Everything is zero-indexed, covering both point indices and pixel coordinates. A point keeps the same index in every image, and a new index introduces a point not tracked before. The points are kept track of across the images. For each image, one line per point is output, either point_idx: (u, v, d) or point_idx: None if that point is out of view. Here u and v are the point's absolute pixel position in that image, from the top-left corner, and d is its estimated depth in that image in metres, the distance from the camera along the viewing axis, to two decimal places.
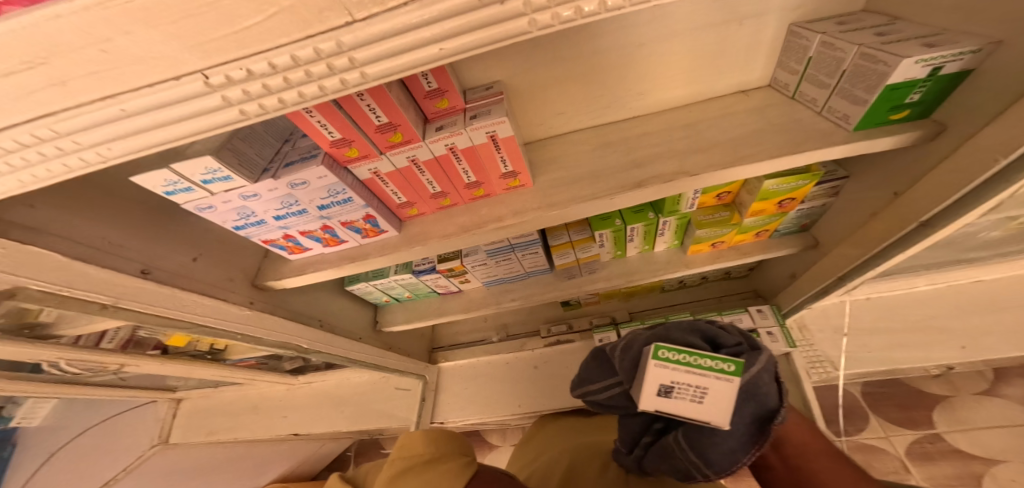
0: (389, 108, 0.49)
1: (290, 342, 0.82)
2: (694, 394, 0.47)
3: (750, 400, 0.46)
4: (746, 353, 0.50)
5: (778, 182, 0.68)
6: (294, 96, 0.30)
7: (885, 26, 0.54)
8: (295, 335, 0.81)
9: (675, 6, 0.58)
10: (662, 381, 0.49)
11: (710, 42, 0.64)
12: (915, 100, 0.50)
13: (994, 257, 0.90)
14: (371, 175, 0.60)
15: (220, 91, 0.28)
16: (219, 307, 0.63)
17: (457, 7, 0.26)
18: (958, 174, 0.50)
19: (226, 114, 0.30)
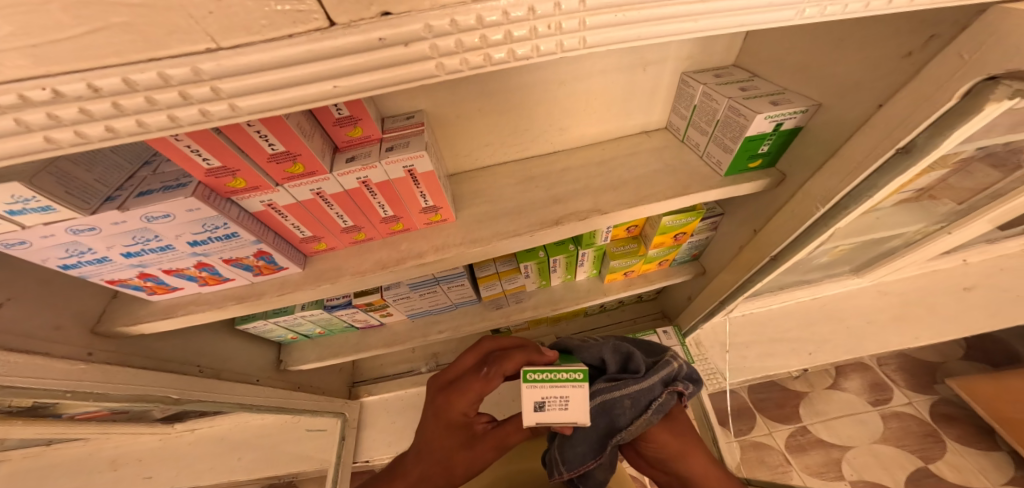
0: (287, 137, 0.44)
1: (150, 396, 0.60)
2: (560, 403, 0.49)
3: (601, 415, 0.56)
4: (633, 378, 0.59)
5: (672, 218, 0.79)
6: (131, 125, 0.25)
7: (748, 81, 0.65)
8: (156, 387, 0.61)
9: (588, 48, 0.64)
10: (534, 399, 0.49)
11: (619, 84, 0.71)
12: (764, 151, 0.62)
13: (823, 277, 1.15)
14: (265, 207, 0.52)
15: (9, 113, 0.22)
16: (36, 363, 0.45)
17: (351, 44, 0.25)
18: (789, 220, 0.62)
19: (25, 141, 0.24)
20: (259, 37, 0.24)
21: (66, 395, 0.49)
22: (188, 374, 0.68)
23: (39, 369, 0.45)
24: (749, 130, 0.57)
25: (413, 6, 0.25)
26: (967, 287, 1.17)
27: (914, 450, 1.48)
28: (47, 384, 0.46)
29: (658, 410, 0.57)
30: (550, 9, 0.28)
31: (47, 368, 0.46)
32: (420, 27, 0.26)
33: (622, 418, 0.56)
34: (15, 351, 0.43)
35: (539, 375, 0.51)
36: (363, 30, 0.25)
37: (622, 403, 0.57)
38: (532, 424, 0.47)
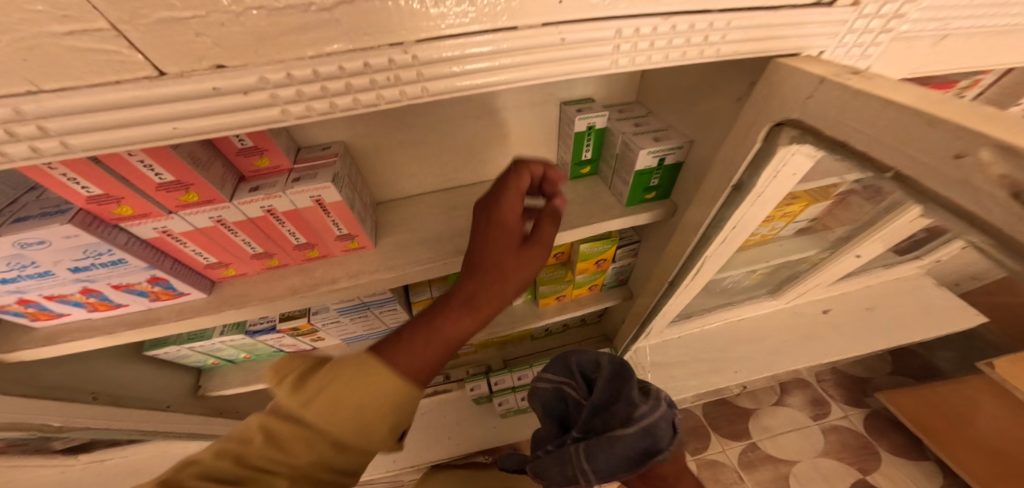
0: (175, 167, 0.45)
1: (27, 421, 0.58)
2: (591, 108, 0.72)
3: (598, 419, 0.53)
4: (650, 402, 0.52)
5: (589, 246, 0.85)
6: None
7: (643, 116, 0.72)
8: (38, 412, 0.58)
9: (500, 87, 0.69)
10: (574, 110, 0.72)
11: (535, 118, 0.77)
12: (589, 156, 0.78)
13: (748, 298, 1.25)
14: (160, 234, 0.52)
15: None
16: None
17: (186, 91, 0.28)
18: (678, 248, 0.69)
19: None
20: (84, 83, 0.26)
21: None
22: (76, 402, 0.64)
23: None
24: (573, 128, 0.72)
25: (247, 60, 0.28)
26: (872, 306, 1.30)
27: (852, 461, 1.55)
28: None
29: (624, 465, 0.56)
30: (384, 65, 0.32)
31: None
32: (255, 79, 0.29)
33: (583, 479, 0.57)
34: None
35: (574, 103, 0.75)
36: (195, 79, 0.28)
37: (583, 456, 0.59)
38: (578, 117, 0.69)
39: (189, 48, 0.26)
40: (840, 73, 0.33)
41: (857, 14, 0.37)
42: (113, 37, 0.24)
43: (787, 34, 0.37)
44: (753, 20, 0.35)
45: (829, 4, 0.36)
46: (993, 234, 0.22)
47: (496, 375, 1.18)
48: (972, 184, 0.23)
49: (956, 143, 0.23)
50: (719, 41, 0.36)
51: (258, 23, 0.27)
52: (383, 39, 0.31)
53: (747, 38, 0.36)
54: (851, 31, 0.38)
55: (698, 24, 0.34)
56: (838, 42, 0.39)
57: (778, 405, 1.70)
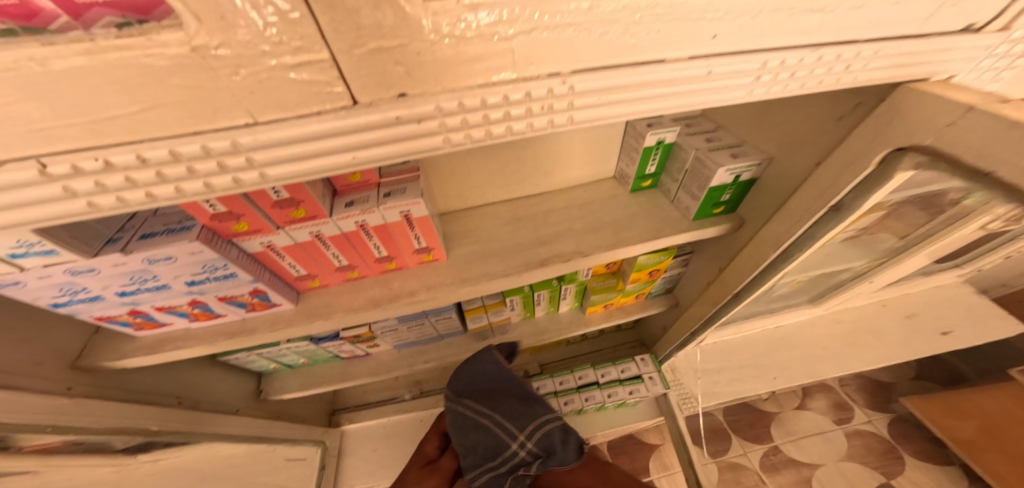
0: (293, 186, 0.47)
1: (129, 428, 0.59)
2: (660, 123, 0.73)
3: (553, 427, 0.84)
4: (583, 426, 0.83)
5: (647, 257, 0.86)
6: (169, 190, 0.28)
7: (713, 131, 0.73)
8: (136, 419, 0.60)
9: None
10: (643, 124, 0.73)
11: (602, 131, 0.78)
12: (652, 171, 0.79)
13: (786, 306, 1.27)
14: (264, 248, 0.54)
15: (62, 182, 0.26)
16: (22, 399, 0.45)
17: (372, 121, 0.29)
18: (749, 263, 0.69)
19: (68, 205, 0.27)
20: (292, 114, 0.27)
21: (46, 430, 0.48)
22: (164, 407, 0.66)
23: (23, 406, 0.45)
24: (642, 143, 0.73)
25: (426, 89, 0.29)
26: (910, 315, 1.31)
27: (877, 467, 1.55)
28: (29, 420, 0.46)
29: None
30: (543, 93, 0.33)
31: (27, 403, 0.46)
32: (431, 107, 0.30)
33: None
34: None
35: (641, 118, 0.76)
36: (382, 109, 0.29)
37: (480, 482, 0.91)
38: (650, 131, 0.70)
39: (383, 79, 0.28)
40: (988, 101, 0.34)
41: (1003, 40, 0.40)
42: (328, 67, 0.26)
43: (929, 60, 0.39)
44: (900, 48, 0.37)
45: (977, 30, 0.39)
46: None
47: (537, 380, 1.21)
48: None
49: None
50: (860, 69, 0.38)
51: (448, 54, 0.28)
52: (546, 69, 0.32)
53: (889, 64, 0.38)
54: (992, 55, 0.41)
55: (845, 54, 0.37)
56: (976, 65, 0.42)
57: (804, 409, 1.71)
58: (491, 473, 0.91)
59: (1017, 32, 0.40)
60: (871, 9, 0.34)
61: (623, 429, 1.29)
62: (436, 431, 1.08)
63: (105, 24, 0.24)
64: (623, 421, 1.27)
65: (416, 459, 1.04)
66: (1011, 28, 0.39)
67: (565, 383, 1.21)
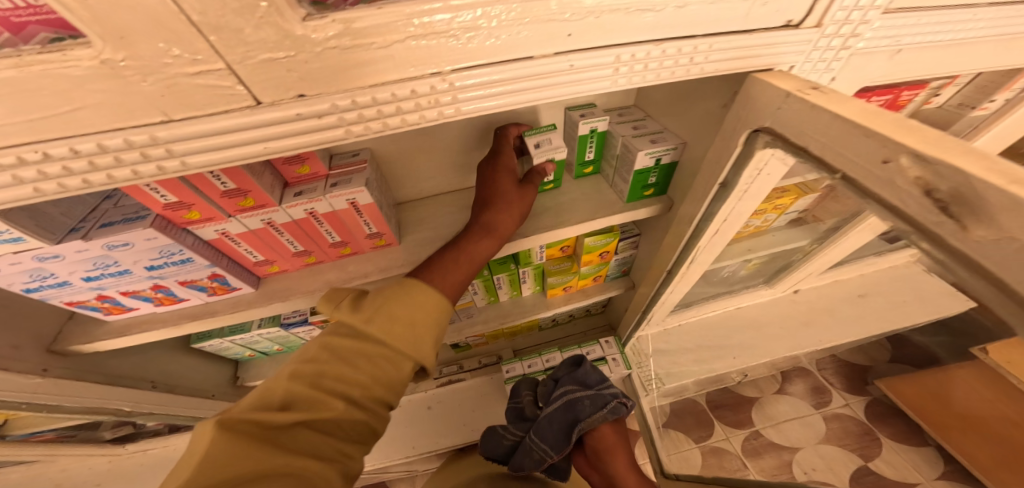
0: (238, 177, 0.52)
1: (104, 406, 0.68)
2: (594, 114, 0.79)
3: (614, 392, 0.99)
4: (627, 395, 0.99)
5: (593, 239, 0.92)
6: (102, 178, 0.34)
7: (641, 120, 0.79)
8: (109, 399, 0.68)
9: None
10: (577, 115, 0.79)
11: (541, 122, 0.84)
12: (591, 158, 0.85)
13: (744, 287, 1.35)
14: (219, 235, 0.60)
15: (10, 171, 0.31)
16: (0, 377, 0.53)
17: (276, 117, 0.35)
18: (675, 239, 0.75)
19: (18, 190, 0.33)
20: (202, 112, 0.33)
21: None
22: (140, 389, 0.74)
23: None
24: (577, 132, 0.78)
25: (322, 90, 0.35)
26: (862, 294, 1.41)
27: None
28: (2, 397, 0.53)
29: (610, 409, 0.91)
30: (427, 90, 0.39)
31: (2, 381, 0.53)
32: (328, 105, 0.36)
33: (583, 411, 0.91)
34: None
35: (579, 109, 0.81)
36: (283, 107, 0.34)
37: (583, 401, 0.93)
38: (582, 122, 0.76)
39: (281, 84, 0.33)
40: (802, 88, 0.40)
41: (821, 34, 0.45)
42: (227, 75, 0.31)
43: (760, 53, 0.44)
44: (732, 43, 0.43)
45: (795, 27, 0.44)
46: (914, 219, 0.29)
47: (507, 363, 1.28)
48: (898, 182, 0.30)
49: (884, 150, 0.30)
50: (704, 61, 0.44)
51: (335, 59, 0.33)
52: (427, 69, 0.37)
53: (726, 57, 0.44)
54: (817, 48, 0.46)
55: (686, 48, 0.42)
56: (808, 55, 0.47)
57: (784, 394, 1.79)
58: (592, 391, 0.96)
59: (833, 26, 0.44)
60: (698, 8, 0.39)
61: None
62: (505, 167, 0.72)
63: (40, 41, 0.28)
64: None
65: (500, 203, 0.69)
66: (822, 25, 0.44)
67: (533, 365, 1.27)
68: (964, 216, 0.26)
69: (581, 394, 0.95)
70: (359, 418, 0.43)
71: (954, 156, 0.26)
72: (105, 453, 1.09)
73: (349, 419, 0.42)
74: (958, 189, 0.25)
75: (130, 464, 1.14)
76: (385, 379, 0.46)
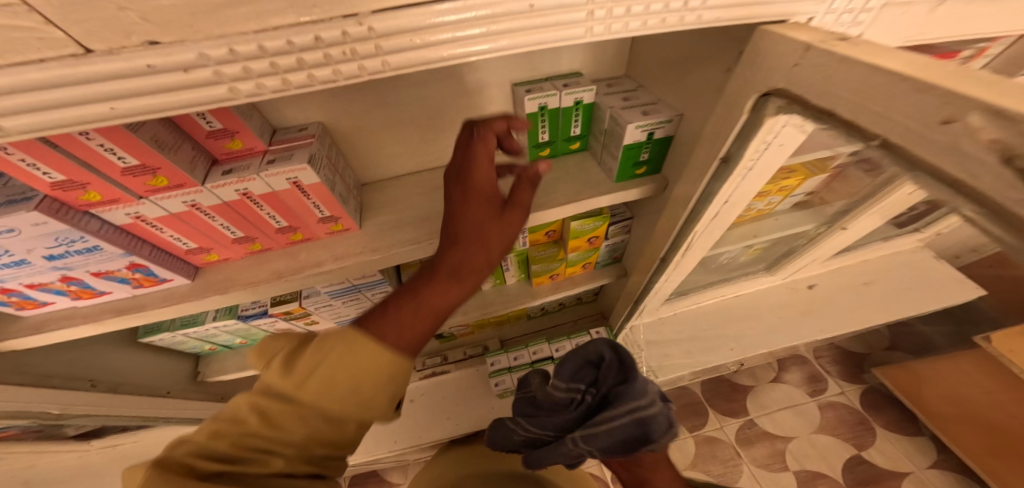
0: (139, 150, 0.43)
1: (31, 410, 0.62)
2: (577, 84, 0.70)
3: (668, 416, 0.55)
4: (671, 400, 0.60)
5: (580, 223, 0.84)
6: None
7: (632, 90, 0.70)
8: (41, 399, 0.62)
9: (485, 61, 0.68)
10: (558, 84, 0.70)
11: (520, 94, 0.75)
12: (578, 133, 0.76)
13: (743, 274, 1.29)
14: (133, 220, 0.51)
15: None
16: None
17: (117, 69, 0.26)
18: (669, 224, 0.67)
19: None
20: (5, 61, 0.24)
21: None
22: (75, 390, 0.69)
23: None
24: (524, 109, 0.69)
25: (183, 36, 0.26)
26: (869, 281, 1.35)
27: (848, 438, 1.59)
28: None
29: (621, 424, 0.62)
30: (338, 37, 0.29)
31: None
32: (195, 56, 0.27)
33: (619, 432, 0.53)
34: None
35: (562, 78, 0.72)
36: (127, 57, 0.26)
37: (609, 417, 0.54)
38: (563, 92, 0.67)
39: (114, 22, 0.24)
40: (825, 40, 0.32)
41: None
42: (21, 10, 0.22)
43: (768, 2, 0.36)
44: None
45: None
46: (977, 201, 0.21)
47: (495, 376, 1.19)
48: (962, 150, 0.21)
49: (944, 105, 0.21)
50: (700, 6, 0.35)
51: None
52: (334, 10, 0.28)
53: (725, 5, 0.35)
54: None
55: None
56: (826, 9, 0.38)
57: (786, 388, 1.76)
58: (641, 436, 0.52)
59: None
60: None
61: None
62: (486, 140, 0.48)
63: None
64: None
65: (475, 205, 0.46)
66: None
67: (520, 357, 1.20)
68: None
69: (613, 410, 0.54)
70: (350, 438, 0.39)
71: None
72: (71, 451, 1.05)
73: (339, 441, 0.38)
74: None
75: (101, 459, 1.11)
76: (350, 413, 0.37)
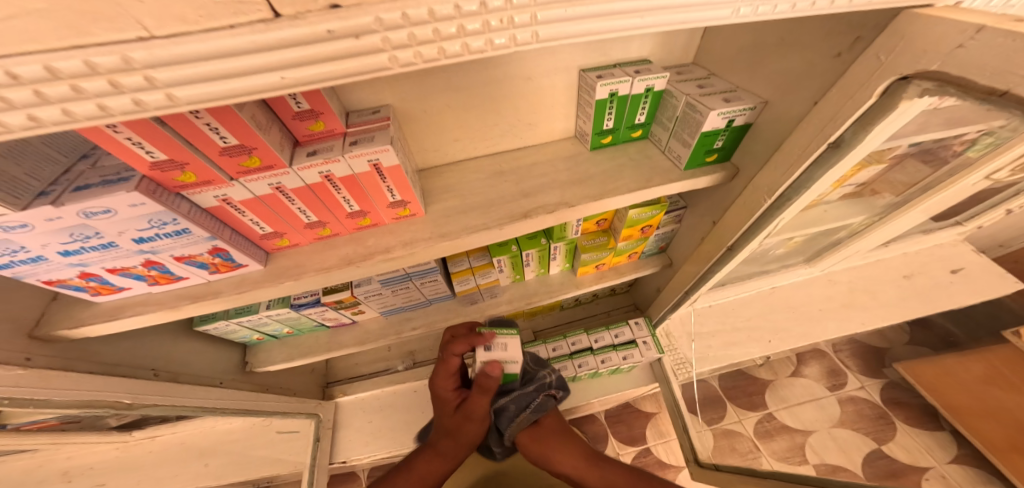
0: (240, 131, 0.43)
1: (100, 400, 0.60)
2: (651, 70, 0.68)
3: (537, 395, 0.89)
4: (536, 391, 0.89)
5: (638, 211, 0.83)
6: (22, 120, 0.24)
7: (706, 78, 0.69)
8: (107, 389, 0.61)
9: (558, 46, 0.66)
10: (631, 70, 0.68)
11: None
12: (642, 120, 0.75)
13: (779, 267, 1.30)
14: (219, 202, 0.51)
15: None
16: None
17: (298, 35, 0.25)
18: (744, 211, 0.66)
19: None
20: (197, 27, 0.23)
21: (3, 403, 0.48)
22: (141, 378, 0.68)
23: None
24: (594, 96, 0.68)
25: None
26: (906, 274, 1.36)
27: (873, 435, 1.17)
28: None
29: (535, 409, 0.86)
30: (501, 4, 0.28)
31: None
32: (370, 20, 0.26)
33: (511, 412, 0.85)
34: None
35: (632, 64, 0.71)
36: (309, 22, 0.25)
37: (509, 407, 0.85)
38: (638, 77, 0.66)
39: None
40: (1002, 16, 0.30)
41: None
42: None
43: None
44: None
45: None
46: None
47: None
48: None
49: None
50: None
51: None
52: None
53: None
54: None
55: None
56: None
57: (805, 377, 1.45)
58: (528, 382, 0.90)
59: None
60: None
61: (615, 395, 1.31)
62: None
63: None
64: (617, 387, 1.28)
65: None
66: None
67: (558, 349, 1.20)
68: None
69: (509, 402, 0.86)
70: None
71: None
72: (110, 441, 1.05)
73: None
74: None
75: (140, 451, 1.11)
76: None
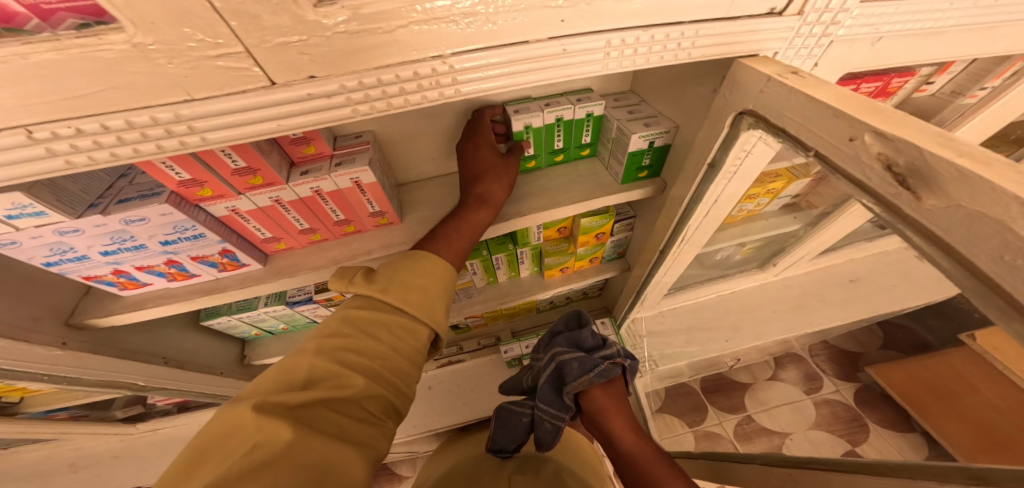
0: (248, 155, 0.55)
1: (118, 381, 0.74)
2: (589, 98, 0.81)
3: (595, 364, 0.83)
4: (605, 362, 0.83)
5: (590, 220, 0.95)
6: (107, 154, 0.37)
7: (637, 105, 0.82)
8: (124, 373, 0.73)
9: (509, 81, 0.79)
10: (573, 99, 0.81)
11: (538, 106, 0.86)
12: (588, 141, 0.88)
13: (737, 272, 1.42)
14: (229, 212, 0.63)
15: (43, 144, 0.34)
16: (25, 349, 0.58)
17: (289, 96, 0.38)
18: (668, 219, 0.78)
19: (52, 162, 0.36)
20: (221, 93, 0.36)
21: (42, 378, 0.62)
22: (152, 364, 0.79)
23: (23, 354, 0.57)
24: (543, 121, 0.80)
25: (332, 72, 0.38)
26: (855, 279, 1.47)
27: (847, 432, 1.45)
28: (22, 366, 0.58)
29: (599, 373, 0.80)
30: (429, 72, 0.41)
31: (26, 353, 0.58)
32: (337, 86, 0.39)
33: (571, 373, 0.82)
34: (10, 338, 0.55)
35: (576, 94, 0.84)
36: (296, 88, 0.38)
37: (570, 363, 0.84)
38: (578, 104, 0.79)
39: (295, 65, 0.36)
40: (783, 74, 0.43)
41: (800, 24, 0.47)
42: (245, 58, 0.34)
43: (745, 39, 0.47)
44: (716, 30, 0.45)
45: (778, 15, 0.46)
46: (877, 192, 0.32)
47: (506, 344, 1.34)
48: (861, 159, 0.33)
49: (851, 129, 0.33)
50: (690, 46, 0.47)
51: (342, 43, 0.36)
52: (428, 53, 0.40)
53: (712, 44, 0.47)
54: (799, 35, 0.49)
55: (672, 35, 0.45)
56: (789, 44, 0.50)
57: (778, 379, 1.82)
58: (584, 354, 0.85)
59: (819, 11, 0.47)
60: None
61: None
62: None
63: None
64: None
65: None
66: (803, 14, 0.46)
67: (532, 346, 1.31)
68: (917, 187, 0.28)
69: (569, 356, 0.85)
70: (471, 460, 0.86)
71: (906, 134, 0.29)
72: (117, 433, 1.15)
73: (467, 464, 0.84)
74: (912, 163, 0.28)
75: (143, 443, 1.21)
76: (405, 356, 0.51)
